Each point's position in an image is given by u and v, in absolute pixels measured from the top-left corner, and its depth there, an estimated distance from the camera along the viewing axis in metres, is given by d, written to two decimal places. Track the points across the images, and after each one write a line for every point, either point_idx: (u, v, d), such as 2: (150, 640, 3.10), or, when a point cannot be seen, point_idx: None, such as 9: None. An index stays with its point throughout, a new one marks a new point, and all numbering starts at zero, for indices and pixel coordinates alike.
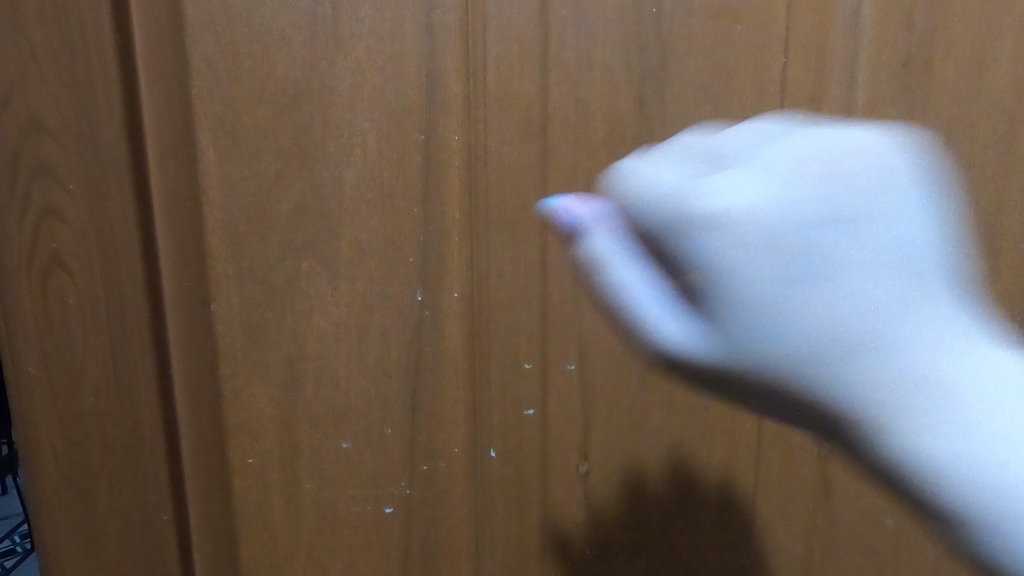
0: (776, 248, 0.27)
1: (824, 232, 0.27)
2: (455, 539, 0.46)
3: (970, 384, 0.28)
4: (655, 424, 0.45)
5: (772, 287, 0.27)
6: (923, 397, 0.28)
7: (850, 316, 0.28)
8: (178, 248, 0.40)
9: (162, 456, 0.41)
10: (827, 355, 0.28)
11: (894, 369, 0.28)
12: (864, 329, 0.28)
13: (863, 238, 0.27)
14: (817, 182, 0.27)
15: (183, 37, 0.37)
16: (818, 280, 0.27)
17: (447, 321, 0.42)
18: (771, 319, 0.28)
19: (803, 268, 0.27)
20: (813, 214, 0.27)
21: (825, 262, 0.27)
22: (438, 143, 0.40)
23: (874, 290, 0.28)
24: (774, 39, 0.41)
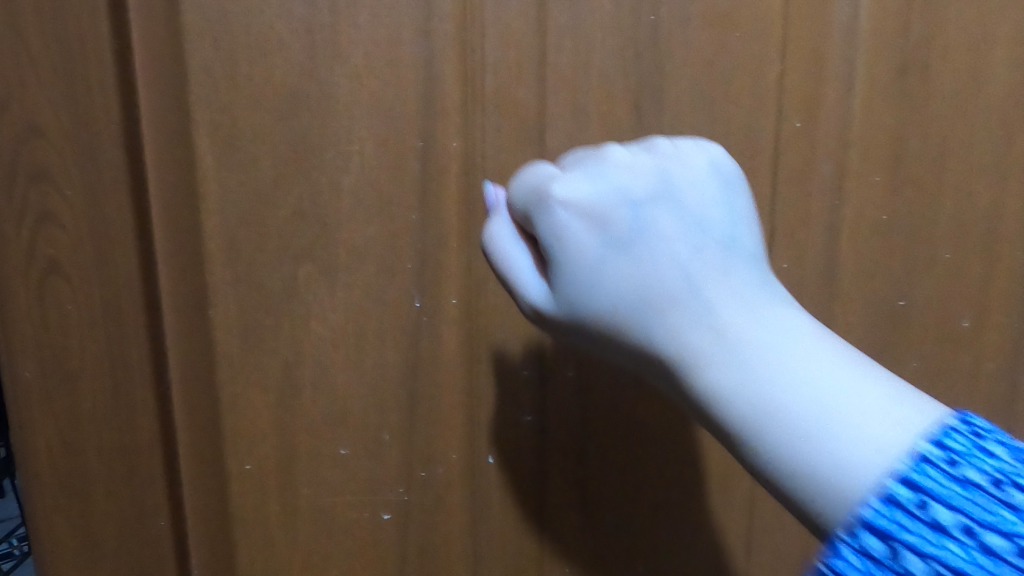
0: (609, 219, 0.33)
1: (645, 208, 0.34)
2: (453, 546, 0.46)
3: (775, 346, 0.30)
4: (651, 427, 0.45)
5: (609, 250, 0.33)
6: (723, 349, 0.31)
7: (658, 273, 0.33)
8: (176, 253, 0.40)
9: (160, 463, 0.41)
10: (647, 304, 0.32)
11: (694, 318, 0.32)
12: (672, 284, 0.32)
13: (677, 217, 0.34)
14: (643, 175, 0.35)
15: (181, 44, 0.37)
16: (643, 246, 0.33)
17: (445, 327, 0.42)
18: (609, 276, 0.33)
19: (627, 234, 0.33)
20: (640, 195, 0.34)
21: (647, 233, 0.33)
22: (436, 149, 0.40)
23: (685, 256, 0.33)
24: (771, 47, 0.41)
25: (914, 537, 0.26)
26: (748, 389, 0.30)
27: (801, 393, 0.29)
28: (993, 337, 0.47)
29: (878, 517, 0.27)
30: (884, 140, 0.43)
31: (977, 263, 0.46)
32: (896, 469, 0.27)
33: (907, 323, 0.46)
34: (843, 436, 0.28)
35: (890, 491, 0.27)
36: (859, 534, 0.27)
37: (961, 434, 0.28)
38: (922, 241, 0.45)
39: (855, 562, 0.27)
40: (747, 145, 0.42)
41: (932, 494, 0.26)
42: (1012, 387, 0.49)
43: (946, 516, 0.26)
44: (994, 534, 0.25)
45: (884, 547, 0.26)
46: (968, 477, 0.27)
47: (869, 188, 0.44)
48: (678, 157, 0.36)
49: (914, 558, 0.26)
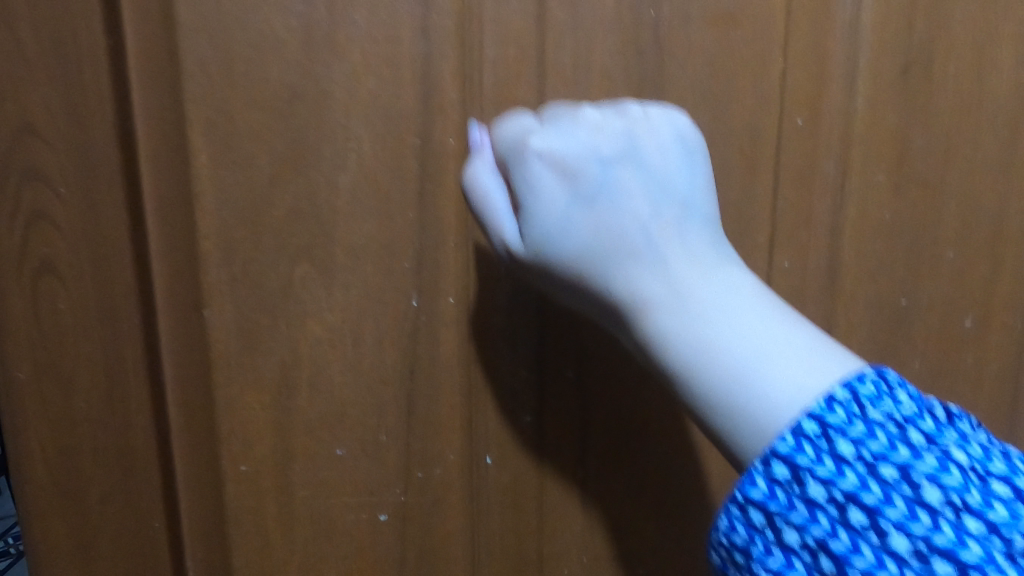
0: (577, 174, 0.35)
1: (612, 167, 0.35)
2: (452, 547, 0.45)
3: (715, 299, 0.33)
4: (652, 429, 0.45)
5: (572, 203, 0.35)
6: (668, 298, 0.33)
7: (618, 228, 0.34)
8: (171, 253, 0.39)
9: (155, 461, 0.41)
10: (606, 256, 0.34)
11: (646, 271, 0.34)
12: (628, 239, 0.34)
13: (640, 178, 0.35)
14: (610, 135, 0.36)
15: (176, 40, 0.36)
16: (607, 204, 0.35)
17: (444, 327, 0.42)
18: (574, 229, 0.35)
19: (593, 190, 0.35)
20: (608, 153, 0.35)
21: (612, 190, 0.35)
22: (434, 147, 0.39)
23: (645, 216, 0.35)
24: (774, 44, 0.41)
25: (816, 466, 0.29)
26: (687, 334, 0.32)
27: (734, 341, 0.31)
28: (996, 338, 0.47)
29: (784, 445, 0.29)
30: (888, 139, 0.43)
31: (980, 262, 0.45)
32: (811, 411, 0.29)
33: (910, 323, 0.46)
34: (768, 380, 0.31)
35: (799, 425, 0.29)
36: (768, 463, 0.29)
37: (868, 380, 0.31)
38: (926, 241, 0.45)
39: (763, 487, 0.29)
40: (748, 144, 0.42)
41: (835, 430, 0.29)
42: (1015, 388, 0.48)
43: (848, 449, 0.29)
44: (888, 465, 0.28)
45: (788, 475, 0.29)
46: (869, 416, 0.29)
47: (872, 188, 0.43)
48: (645, 122, 0.37)
49: (814, 484, 0.28)
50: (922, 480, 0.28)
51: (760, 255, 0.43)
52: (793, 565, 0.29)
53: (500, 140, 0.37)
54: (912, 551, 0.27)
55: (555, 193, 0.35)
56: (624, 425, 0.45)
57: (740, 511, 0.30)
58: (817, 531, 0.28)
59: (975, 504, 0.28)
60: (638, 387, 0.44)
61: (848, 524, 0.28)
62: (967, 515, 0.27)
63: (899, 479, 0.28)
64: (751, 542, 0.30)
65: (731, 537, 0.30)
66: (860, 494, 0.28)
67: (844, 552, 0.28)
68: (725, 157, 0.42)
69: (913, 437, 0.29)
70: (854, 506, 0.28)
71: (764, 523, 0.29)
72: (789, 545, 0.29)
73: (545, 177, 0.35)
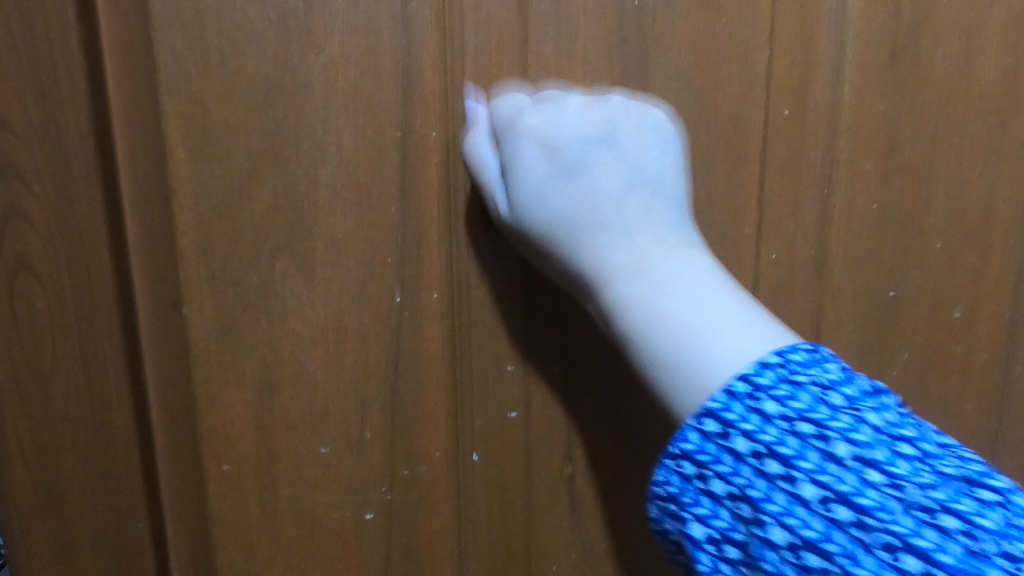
0: (559, 150, 0.36)
1: (594, 148, 0.37)
2: (438, 545, 0.45)
3: (670, 274, 0.34)
4: (640, 426, 0.44)
5: (552, 176, 0.36)
6: (628, 271, 0.35)
7: (590, 204, 0.36)
8: (150, 248, 0.39)
9: (136, 462, 0.40)
10: (577, 229, 0.36)
11: (612, 245, 0.36)
12: (597, 215, 0.36)
13: (620, 163, 0.37)
14: (596, 117, 0.37)
15: (150, 31, 0.36)
16: (584, 180, 0.36)
17: (427, 322, 0.41)
18: (548, 198, 0.36)
19: (571, 165, 0.36)
20: (591, 134, 0.37)
21: (590, 168, 0.36)
22: (416, 139, 0.39)
23: (617, 194, 0.36)
24: (759, 32, 0.40)
25: (741, 421, 0.29)
26: (642, 304, 0.34)
27: (684, 313, 0.33)
28: (986, 327, 0.46)
29: (714, 403, 0.30)
30: (876, 128, 0.42)
31: (969, 251, 0.45)
32: (743, 372, 0.30)
33: (899, 314, 0.45)
34: (715, 351, 0.32)
35: (732, 386, 0.30)
36: (699, 418, 0.30)
37: (801, 350, 0.31)
38: (915, 230, 0.44)
39: (694, 440, 0.30)
40: (733, 134, 0.41)
41: (762, 389, 0.30)
42: (1006, 379, 0.48)
43: (771, 406, 0.29)
44: (807, 422, 0.29)
45: (716, 429, 0.30)
46: (796, 379, 0.30)
47: (859, 177, 0.43)
48: (630, 110, 0.38)
49: (738, 437, 0.29)
50: (835, 436, 0.28)
51: (747, 246, 0.43)
52: (719, 512, 0.30)
53: (493, 109, 0.38)
54: (819, 498, 0.27)
55: (536, 167, 0.36)
56: (612, 421, 0.44)
57: (673, 464, 0.31)
58: (738, 481, 0.29)
59: (882, 460, 0.28)
60: (627, 385, 0.43)
61: (765, 473, 0.28)
62: (873, 469, 0.28)
63: (814, 434, 0.29)
64: (683, 492, 0.31)
65: (665, 489, 0.31)
66: (777, 447, 0.29)
67: (758, 499, 0.28)
68: (710, 147, 0.41)
69: (834, 399, 0.30)
70: (772, 457, 0.29)
71: (693, 475, 0.30)
72: (714, 494, 0.30)
73: (529, 150, 0.36)
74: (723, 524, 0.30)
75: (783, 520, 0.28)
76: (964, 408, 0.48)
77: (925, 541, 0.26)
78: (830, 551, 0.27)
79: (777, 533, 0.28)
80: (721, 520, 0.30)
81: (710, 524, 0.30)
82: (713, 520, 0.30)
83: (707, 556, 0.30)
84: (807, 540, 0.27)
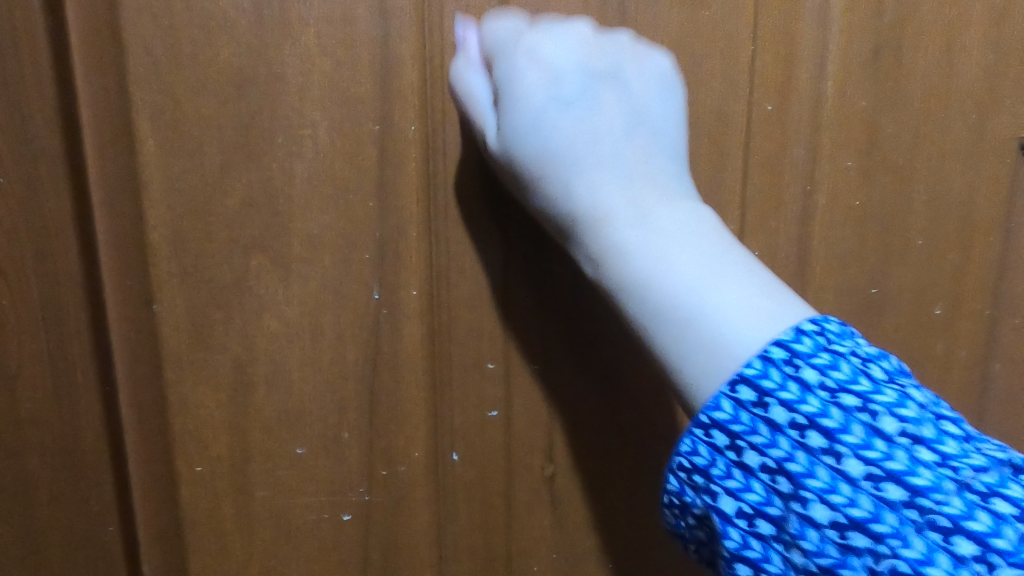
0: (559, 79, 0.34)
1: (596, 81, 0.35)
2: (416, 547, 0.44)
3: (674, 225, 0.33)
4: (622, 426, 0.43)
5: (553, 104, 0.34)
6: (627, 216, 0.33)
7: (588, 141, 0.34)
8: (120, 246, 0.38)
9: (106, 465, 0.39)
10: (571, 165, 0.34)
11: (608, 181, 0.34)
12: (597, 150, 0.34)
13: (620, 101, 0.35)
14: (600, 52, 0.35)
15: (119, 19, 0.35)
16: (586, 113, 0.34)
17: (405, 320, 0.40)
18: (544, 124, 0.34)
19: (572, 96, 0.34)
20: (595, 68, 0.35)
21: (595, 103, 0.35)
22: (394, 133, 0.38)
23: (618, 134, 0.35)
24: (742, 26, 0.40)
25: (780, 391, 0.29)
26: (648, 254, 0.33)
27: (697, 269, 0.32)
28: (967, 326, 0.46)
29: (751, 369, 0.29)
30: (859, 125, 0.42)
31: (952, 250, 0.44)
32: (778, 338, 0.30)
33: (881, 312, 0.45)
34: (727, 309, 0.31)
35: (767, 352, 0.30)
36: (733, 386, 0.30)
37: (833, 322, 0.31)
38: (896, 229, 0.44)
39: (727, 410, 0.30)
40: (716, 130, 0.41)
41: (801, 356, 0.30)
42: (986, 377, 0.47)
43: (813, 375, 0.29)
44: (850, 394, 0.29)
45: (753, 398, 0.29)
46: (834, 349, 0.30)
47: (842, 174, 0.43)
48: (636, 51, 0.36)
49: (777, 408, 0.29)
50: (881, 410, 0.29)
51: None
52: (752, 485, 0.29)
53: (489, 38, 0.36)
54: (866, 476, 0.28)
55: (538, 97, 0.34)
56: (598, 421, 0.43)
57: (703, 434, 0.30)
58: (776, 453, 0.29)
59: (930, 437, 0.28)
60: (609, 384, 0.42)
61: (807, 447, 0.28)
62: (921, 446, 0.28)
63: (859, 408, 0.29)
64: (713, 464, 0.30)
65: (693, 460, 0.30)
66: (820, 419, 0.28)
67: (800, 474, 0.28)
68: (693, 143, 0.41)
69: (874, 372, 0.30)
70: (815, 430, 0.28)
71: (726, 446, 0.30)
72: (749, 467, 0.29)
73: (531, 76, 0.34)
74: (756, 499, 0.29)
75: (828, 497, 0.28)
76: (944, 407, 0.47)
77: (977, 523, 0.26)
78: (880, 531, 0.27)
79: (821, 510, 0.28)
80: (753, 494, 0.29)
81: (742, 497, 0.29)
82: (745, 493, 0.29)
83: (737, 531, 0.29)
84: (855, 519, 0.27)
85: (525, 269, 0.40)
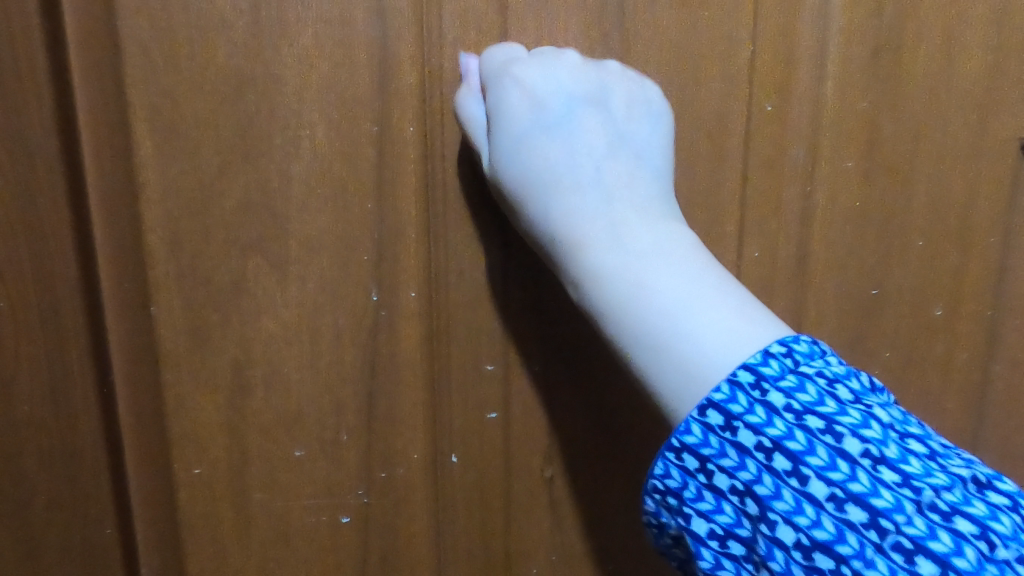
0: (545, 105, 0.35)
1: (583, 110, 0.36)
2: (415, 549, 0.44)
3: (651, 250, 0.33)
4: (620, 428, 0.43)
5: (536, 127, 0.35)
6: (605, 241, 0.34)
7: (568, 163, 0.35)
8: (117, 249, 0.37)
9: (103, 472, 0.39)
10: (551, 186, 0.35)
11: (587, 203, 0.34)
12: (580, 176, 0.35)
13: (604, 123, 0.36)
14: (587, 78, 0.36)
15: (115, 20, 0.35)
16: (569, 135, 0.36)
17: (404, 322, 0.40)
18: (525, 146, 0.35)
19: (555, 122, 0.36)
20: (581, 95, 0.36)
21: (579, 130, 0.36)
22: (392, 134, 0.38)
23: (601, 158, 0.35)
24: (742, 26, 0.40)
25: (747, 414, 0.29)
26: (625, 277, 0.33)
27: (674, 294, 0.32)
28: (967, 326, 0.46)
29: (718, 394, 0.29)
30: (859, 125, 0.42)
31: (952, 251, 0.44)
32: (747, 363, 0.30)
33: (881, 313, 0.45)
34: (704, 334, 0.31)
35: (734, 375, 0.30)
36: (700, 410, 0.29)
37: (803, 342, 0.31)
38: (897, 229, 0.44)
39: (696, 433, 0.29)
40: (716, 131, 0.41)
41: (768, 379, 0.29)
42: (986, 378, 0.47)
43: (779, 399, 0.29)
44: (815, 416, 0.29)
45: (721, 422, 0.29)
46: (801, 370, 0.30)
47: (842, 175, 0.43)
48: (625, 79, 0.37)
49: (744, 430, 0.29)
50: (846, 432, 0.28)
51: (730, 245, 0.43)
52: (723, 507, 0.29)
53: (484, 58, 0.37)
54: (829, 497, 0.28)
55: (522, 121, 0.35)
56: (596, 423, 0.43)
57: (674, 457, 0.30)
58: (744, 476, 0.29)
59: (893, 457, 0.28)
60: (608, 385, 0.42)
61: (773, 470, 0.28)
62: (884, 467, 0.28)
63: (824, 430, 0.28)
64: (684, 486, 0.30)
65: (664, 483, 0.30)
66: (786, 442, 0.28)
67: (767, 496, 0.28)
68: (692, 144, 0.41)
69: (841, 392, 0.30)
70: (780, 452, 0.28)
71: (696, 469, 0.30)
72: (719, 489, 0.29)
73: (518, 104, 0.35)
74: (727, 520, 0.29)
75: (793, 519, 0.28)
76: (945, 408, 0.47)
77: (939, 543, 0.27)
78: (844, 553, 0.27)
79: (786, 532, 0.28)
80: (724, 515, 0.29)
81: (713, 519, 0.29)
82: (715, 515, 0.29)
83: (709, 552, 0.29)
84: (819, 540, 0.27)
85: (523, 270, 0.40)
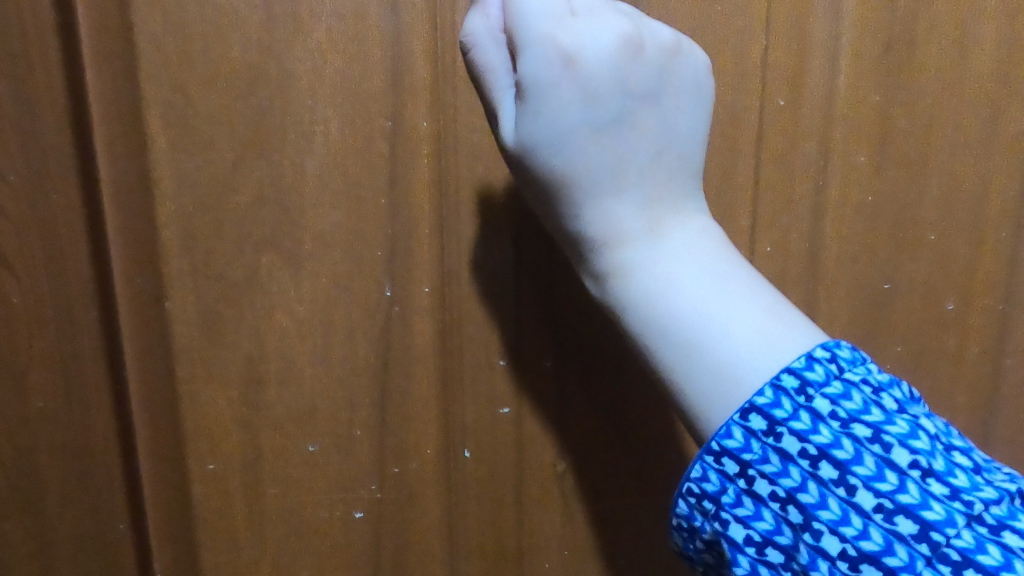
0: (593, 92, 0.32)
1: (634, 104, 0.33)
2: (427, 544, 0.44)
3: (687, 252, 0.33)
4: (634, 423, 0.43)
5: (582, 119, 0.32)
6: (641, 242, 0.33)
7: (612, 163, 0.32)
8: (129, 246, 0.38)
9: (115, 463, 0.39)
10: (591, 185, 0.32)
11: (629, 206, 0.33)
12: (619, 173, 0.32)
13: (652, 119, 0.33)
14: (639, 59, 0.33)
15: (129, 15, 0.35)
16: (616, 129, 0.32)
17: (417, 316, 0.40)
18: (567, 141, 0.32)
19: (603, 112, 0.32)
20: (631, 81, 0.32)
21: (627, 126, 0.33)
22: (406, 129, 0.38)
23: (645, 154, 0.33)
24: (753, 21, 0.40)
25: (792, 420, 0.29)
26: (662, 281, 0.32)
27: (703, 292, 0.32)
28: (979, 321, 0.46)
29: (762, 398, 0.30)
30: (872, 121, 0.42)
31: (963, 246, 0.44)
32: (791, 367, 0.30)
33: (892, 308, 0.45)
34: (732, 334, 0.31)
35: (778, 379, 0.30)
36: (744, 414, 0.30)
37: (845, 348, 0.31)
38: (908, 224, 0.44)
39: (738, 438, 0.30)
40: (727, 125, 0.41)
41: (813, 386, 0.30)
42: (998, 373, 0.47)
43: (824, 406, 0.29)
44: (861, 424, 0.29)
45: (765, 427, 0.29)
46: (845, 378, 0.30)
47: (855, 170, 0.43)
48: (672, 60, 0.34)
49: (788, 437, 0.29)
50: (894, 442, 0.29)
51: (741, 240, 0.43)
52: (762, 513, 0.29)
53: (515, 15, 0.32)
54: (877, 507, 0.28)
55: (567, 109, 0.32)
56: (608, 419, 0.42)
57: (713, 461, 0.30)
58: (787, 483, 0.29)
59: (940, 469, 0.29)
60: (621, 381, 0.42)
61: (818, 477, 0.28)
62: (932, 478, 0.28)
63: (871, 439, 0.29)
64: (723, 491, 0.30)
65: (701, 487, 0.30)
66: (832, 450, 0.28)
67: (811, 504, 0.28)
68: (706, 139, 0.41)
69: (885, 402, 0.30)
70: (826, 460, 0.28)
71: (736, 474, 0.29)
72: (759, 495, 0.29)
73: (565, 91, 0.32)
74: (766, 527, 0.29)
75: (838, 528, 0.28)
76: (955, 402, 0.47)
77: (988, 557, 0.27)
78: (892, 565, 0.27)
79: (831, 541, 0.28)
80: (763, 522, 0.29)
81: (751, 526, 0.29)
82: (755, 522, 0.29)
83: (746, 559, 0.29)
84: (866, 551, 0.27)
85: (535, 265, 0.40)
